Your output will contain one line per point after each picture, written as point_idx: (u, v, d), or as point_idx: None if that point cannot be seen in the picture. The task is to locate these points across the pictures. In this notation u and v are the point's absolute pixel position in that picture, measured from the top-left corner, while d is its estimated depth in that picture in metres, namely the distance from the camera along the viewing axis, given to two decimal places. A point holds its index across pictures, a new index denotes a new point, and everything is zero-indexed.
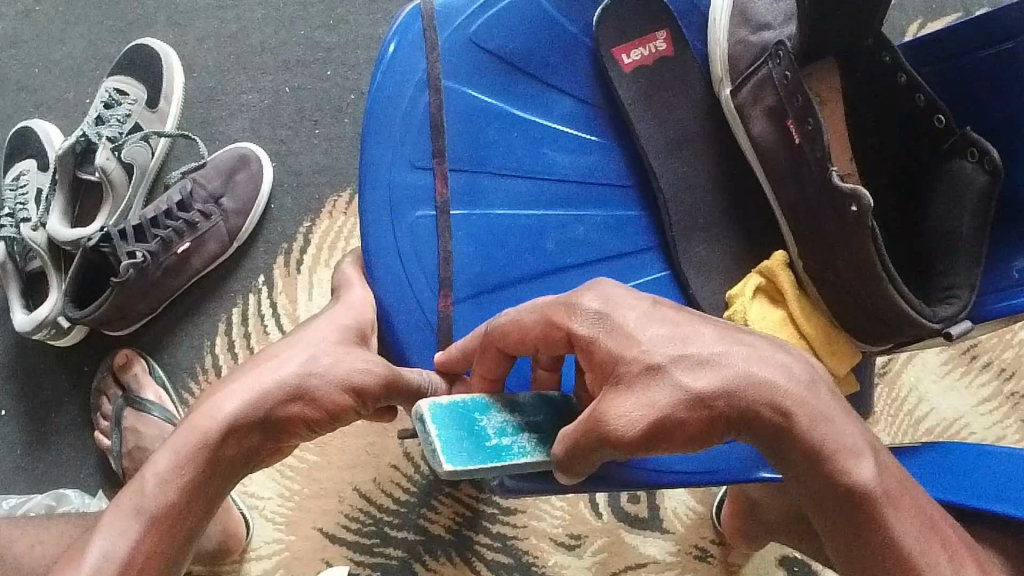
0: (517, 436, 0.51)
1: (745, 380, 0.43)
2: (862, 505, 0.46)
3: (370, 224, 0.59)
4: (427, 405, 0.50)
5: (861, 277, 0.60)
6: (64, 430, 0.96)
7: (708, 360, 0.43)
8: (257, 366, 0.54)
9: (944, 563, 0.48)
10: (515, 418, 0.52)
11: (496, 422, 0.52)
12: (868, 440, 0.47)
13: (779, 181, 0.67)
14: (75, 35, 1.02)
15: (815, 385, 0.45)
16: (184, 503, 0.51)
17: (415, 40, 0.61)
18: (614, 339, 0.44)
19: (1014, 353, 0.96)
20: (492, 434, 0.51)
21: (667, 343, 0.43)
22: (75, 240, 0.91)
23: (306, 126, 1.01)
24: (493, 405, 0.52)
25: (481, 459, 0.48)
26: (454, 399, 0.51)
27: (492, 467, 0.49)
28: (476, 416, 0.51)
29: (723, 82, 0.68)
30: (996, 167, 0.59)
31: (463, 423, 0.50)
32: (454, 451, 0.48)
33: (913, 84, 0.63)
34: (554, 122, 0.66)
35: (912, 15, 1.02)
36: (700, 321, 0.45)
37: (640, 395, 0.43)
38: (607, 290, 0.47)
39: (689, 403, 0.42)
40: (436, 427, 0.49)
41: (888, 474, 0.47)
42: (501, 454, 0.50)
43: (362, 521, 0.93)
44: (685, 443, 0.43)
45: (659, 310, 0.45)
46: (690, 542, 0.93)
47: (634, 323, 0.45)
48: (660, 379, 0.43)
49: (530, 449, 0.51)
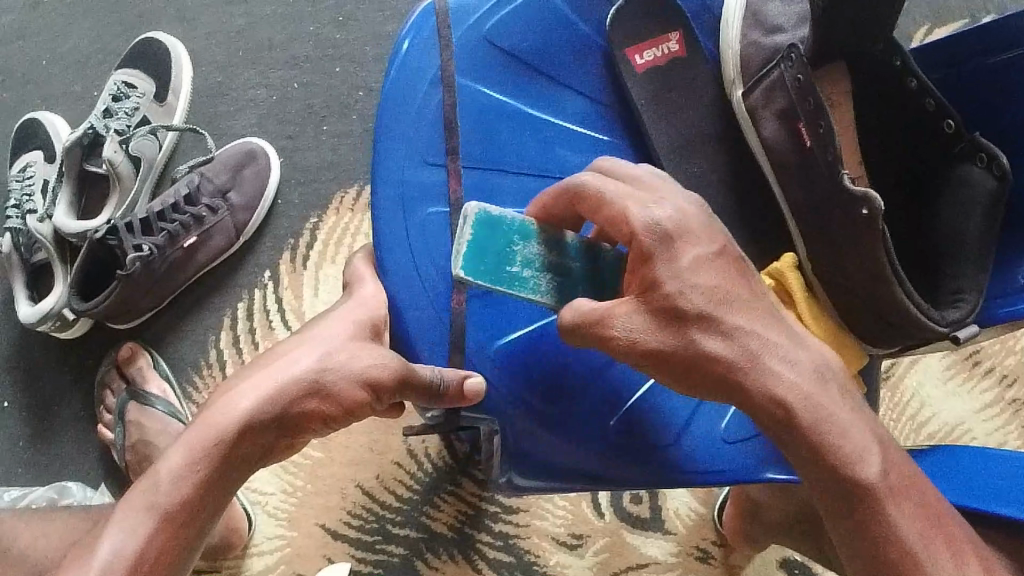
0: (543, 275, 0.53)
1: (758, 362, 0.47)
2: (859, 498, 0.47)
3: (381, 220, 0.59)
4: (476, 209, 0.52)
5: (871, 280, 0.60)
6: (67, 423, 0.96)
7: (729, 330, 0.47)
8: (271, 363, 0.57)
9: (947, 559, 0.47)
10: (554, 255, 0.53)
11: (533, 250, 0.53)
12: (875, 435, 0.48)
13: (789, 183, 0.67)
14: (83, 28, 1.02)
15: (821, 379, 0.48)
16: (198, 498, 0.54)
17: (429, 38, 0.61)
18: (671, 258, 0.47)
19: (1017, 359, 0.96)
20: (520, 261, 0.53)
21: (706, 292, 0.47)
22: (81, 232, 0.91)
23: (314, 122, 1.01)
24: (541, 233, 0.53)
25: (494, 280, 0.52)
26: (505, 214, 0.53)
27: (500, 289, 0.53)
28: (516, 238, 0.53)
29: (734, 84, 0.69)
30: (1005, 173, 0.60)
31: (499, 238, 0.52)
32: (471, 260, 0.52)
33: (923, 89, 0.63)
34: (566, 121, 0.66)
35: (919, 20, 1.03)
36: (747, 288, 0.49)
37: (651, 322, 0.47)
38: (688, 208, 0.48)
39: (693, 343, 0.47)
40: (468, 230, 0.52)
41: (893, 468, 0.48)
42: (513, 282, 0.53)
43: (364, 518, 0.93)
44: (671, 374, 0.48)
45: (719, 258, 0.48)
46: (692, 543, 0.93)
47: (694, 258, 0.47)
48: (679, 317, 0.47)
49: (544, 291, 0.53)
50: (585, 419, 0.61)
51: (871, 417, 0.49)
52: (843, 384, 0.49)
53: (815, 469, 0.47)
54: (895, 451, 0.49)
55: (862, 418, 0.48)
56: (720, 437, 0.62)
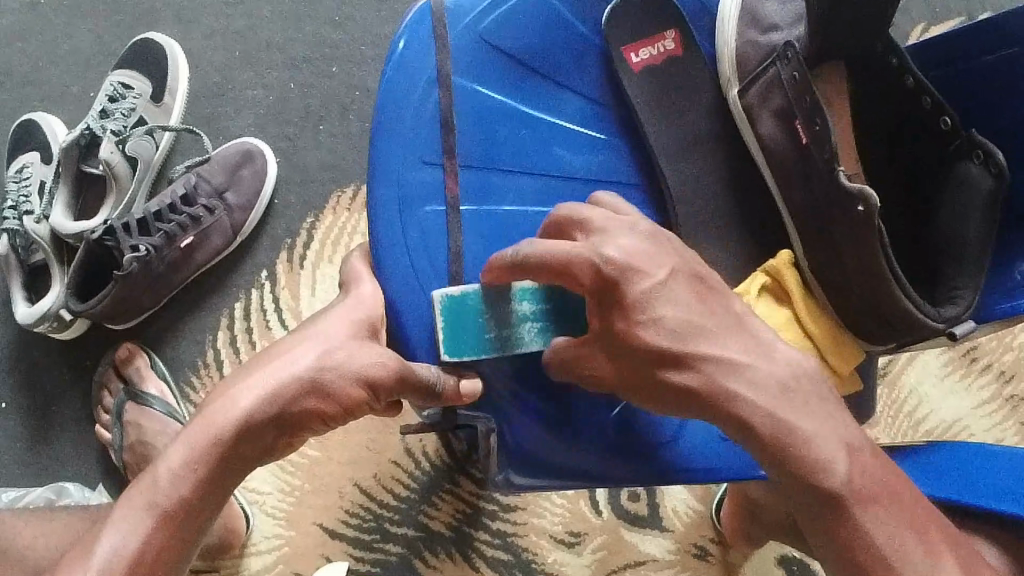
0: (513, 330, 0.57)
1: (718, 386, 0.48)
2: (828, 503, 0.47)
3: (379, 219, 0.60)
4: (439, 297, 0.57)
5: (868, 276, 0.60)
6: (65, 424, 0.96)
7: (688, 359, 0.49)
8: (271, 360, 0.56)
9: (920, 559, 0.47)
10: (516, 309, 0.57)
11: (498, 312, 0.57)
12: (845, 439, 0.48)
13: (786, 180, 0.67)
14: (79, 29, 1.02)
15: (786, 392, 0.48)
16: (197, 498, 0.55)
17: (426, 38, 0.62)
18: (620, 300, 0.49)
19: (1014, 356, 0.97)
20: (489, 330, 0.57)
21: (660, 326, 0.49)
22: (79, 233, 0.91)
23: (311, 121, 1.01)
24: (498, 296, 0.57)
25: (474, 354, 0.57)
26: (464, 290, 0.57)
27: (482, 357, 0.57)
28: (479, 309, 0.57)
29: (731, 82, 0.69)
30: (1002, 170, 0.59)
31: (468, 315, 0.57)
32: (451, 343, 0.57)
33: (920, 86, 0.64)
34: (564, 120, 0.66)
35: (916, 18, 1.03)
36: (705, 309, 0.50)
37: (611, 360, 0.51)
38: (632, 243, 0.49)
39: (655, 374, 0.49)
40: (440, 320, 0.57)
41: (862, 475, 0.47)
42: (492, 345, 0.57)
43: (362, 517, 0.93)
44: (649, 401, 0.51)
45: (672, 287, 0.49)
46: (689, 540, 0.94)
47: (642, 296, 0.49)
48: (635, 354, 0.49)
49: (523, 340, 0.57)
50: (582, 421, 0.61)
51: (845, 420, 0.49)
52: (815, 392, 0.49)
53: (791, 478, 0.48)
54: (870, 455, 0.48)
55: (833, 421, 0.48)
56: (714, 438, 0.61)
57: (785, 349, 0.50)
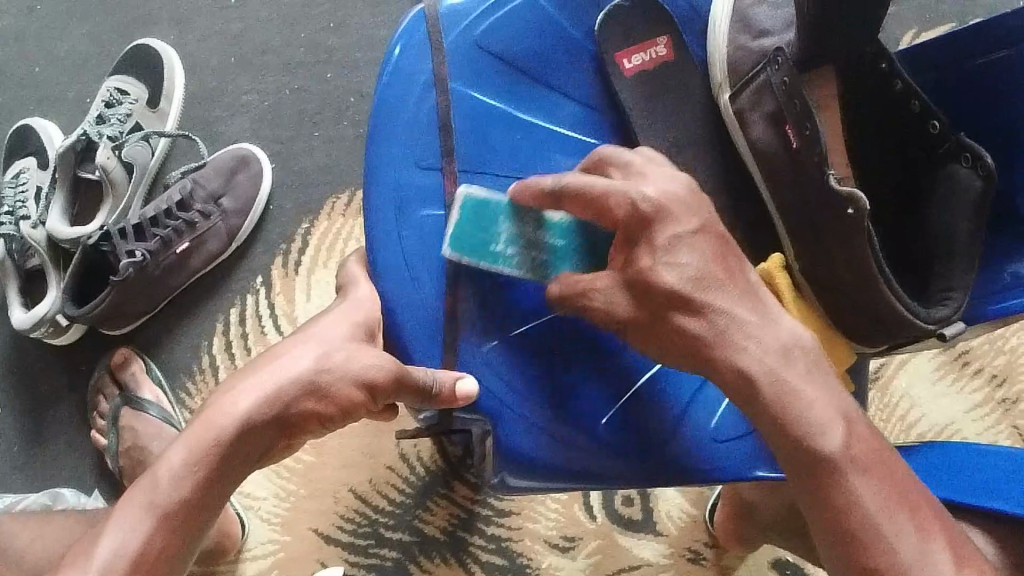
0: (530, 252, 0.59)
1: (726, 338, 0.50)
2: (819, 468, 0.49)
3: (375, 221, 0.60)
4: (462, 194, 0.58)
5: (858, 281, 0.61)
6: (60, 428, 0.96)
7: (702, 307, 0.50)
8: (270, 362, 0.57)
9: (910, 532, 0.48)
10: (539, 234, 0.59)
11: (517, 228, 0.59)
12: (842, 410, 0.50)
13: (776, 183, 0.68)
14: (75, 35, 1.02)
15: (787, 355, 0.50)
16: (196, 499, 0.56)
17: (419, 44, 0.63)
18: (649, 239, 0.51)
19: (1006, 360, 0.97)
20: (502, 240, 0.59)
21: (683, 270, 0.50)
22: (75, 238, 0.91)
23: (307, 127, 1.01)
24: (521, 213, 0.59)
25: (479, 257, 0.58)
26: (490, 197, 0.59)
27: (487, 265, 0.59)
28: (499, 219, 0.59)
29: (722, 87, 0.70)
30: (989, 173, 0.60)
31: (487, 221, 0.59)
32: (461, 242, 0.58)
33: (909, 90, 0.65)
34: (558, 124, 0.67)
35: (906, 24, 1.04)
36: (726, 268, 0.51)
37: (629, 294, 0.52)
38: (670, 189, 0.51)
39: (668, 314, 0.51)
40: (458, 218, 0.58)
41: (858, 442, 0.49)
42: (497, 258, 0.59)
43: (358, 522, 0.93)
44: (654, 345, 0.52)
45: (700, 239, 0.51)
46: (683, 545, 0.94)
47: (670, 240, 0.51)
48: (654, 291, 0.50)
49: (527, 267, 0.59)
50: (584, 418, 0.61)
51: (842, 392, 0.51)
52: (813, 361, 0.51)
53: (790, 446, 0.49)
54: (864, 426, 0.50)
55: (830, 392, 0.50)
56: (713, 433, 0.63)
57: (791, 321, 0.52)
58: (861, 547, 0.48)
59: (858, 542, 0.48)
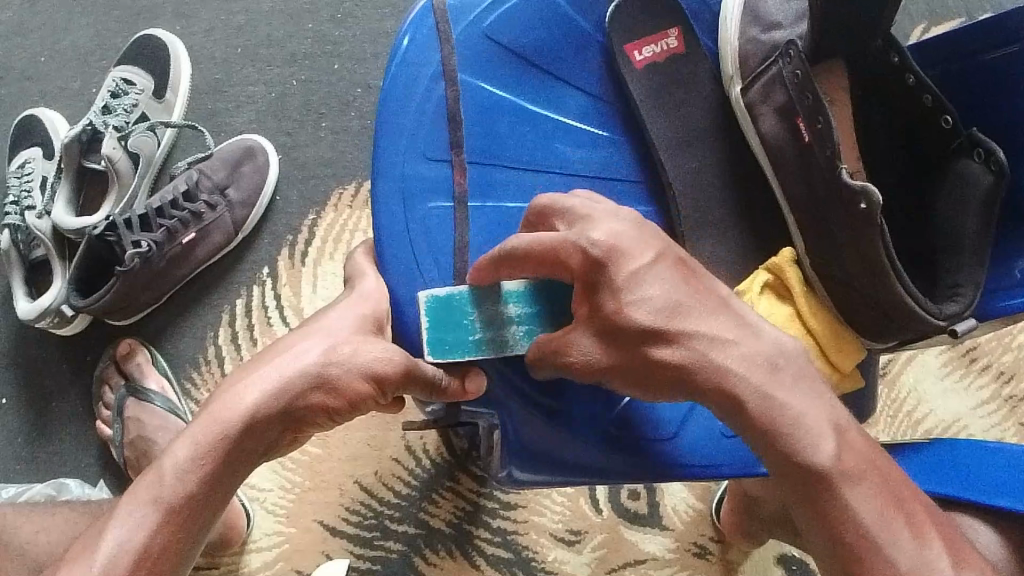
0: (502, 329, 0.56)
1: (706, 359, 0.49)
2: (809, 478, 0.48)
3: (381, 212, 0.60)
4: (423, 297, 0.57)
5: (871, 275, 0.60)
6: (66, 419, 0.96)
7: (677, 334, 0.49)
8: (277, 355, 0.57)
9: (903, 540, 0.47)
10: (503, 309, 0.57)
11: (484, 311, 0.57)
12: (831, 421, 0.49)
13: (787, 176, 0.67)
14: (81, 25, 1.02)
15: (773, 366, 0.49)
16: (201, 495, 0.55)
17: (429, 34, 0.62)
18: (609, 282, 0.49)
19: (1014, 356, 0.97)
20: (474, 329, 0.57)
21: (649, 305, 0.49)
22: (80, 228, 0.91)
23: (313, 118, 1.01)
24: (485, 294, 0.57)
25: (457, 354, 0.56)
26: (449, 291, 0.57)
27: (468, 357, 0.57)
28: (465, 310, 0.57)
29: (733, 80, 0.69)
30: (1001, 168, 0.59)
31: (454, 319, 0.57)
32: (436, 347, 0.56)
33: (921, 84, 0.64)
34: (568, 116, 0.67)
35: (916, 19, 1.03)
36: (691, 289, 0.50)
37: (604, 341, 0.50)
38: (618, 227, 0.50)
39: (646, 351, 0.49)
40: (427, 321, 0.57)
41: (848, 452, 0.48)
42: (474, 347, 0.56)
43: (363, 514, 0.93)
44: (634, 385, 0.51)
45: (658, 267, 0.50)
46: (689, 539, 0.94)
47: (633, 273, 0.49)
48: (629, 333, 0.49)
49: (506, 344, 0.56)
50: (579, 414, 0.61)
51: (832, 401, 0.50)
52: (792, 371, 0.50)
53: (776, 457, 0.48)
54: (857, 435, 0.50)
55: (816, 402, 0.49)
56: (719, 432, 0.61)
57: (772, 330, 0.51)
58: (852, 558, 0.47)
59: (852, 554, 0.47)
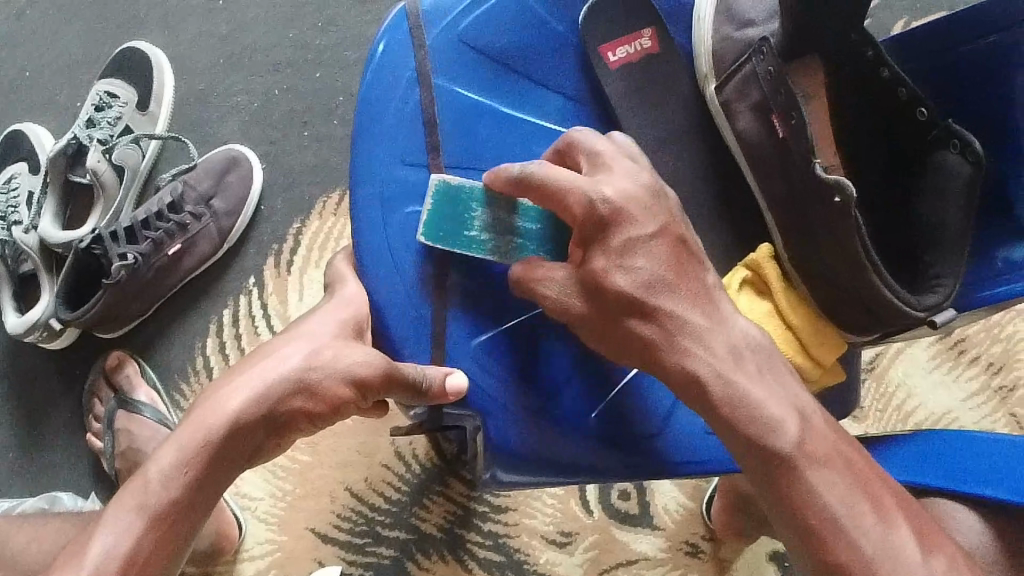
0: (503, 237, 0.59)
1: (676, 342, 0.50)
2: (776, 465, 0.48)
3: (361, 217, 0.60)
4: (435, 180, 0.59)
5: (850, 269, 0.60)
6: (56, 432, 0.96)
7: (653, 310, 0.50)
8: (260, 361, 0.57)
9: (879, 532, 0.48)
10: (508, 218, 0.59)
11: (489, 214, 0.58)
12: (795, 404, 0.49)
13: (764, 173, 0.67)
14: (66, 39, 1.02)
15: (736, 362, 0.50)
16: (185, 501, 0.55)
17: (404, 40, 0.62)
18: (606, 240, 0.51)
19: (1002, 348, 0.97)
20: (476, 225, 0.58)
21: (636, 273, 0.50)
22: (67, 241, 0.92)
23: (298, 127, 1.01)
24: (494, 201, 0.58)
25: (451, 243, 0.58)
26: (462, 184, 0.59)
27: (461, 251, 0.58)
28: (472, 205, 0.59)
29: (708, 78, 0.70)
30: (979, 158, 0.60)
31: (460, 209, 0.58)
32: (436, 226, 0.58)
33: (896, 78, 0.65)
34: (544, 117, 0.67)
35: (896, 14, 1.04)
36: (681, 272, 0.51)
37: (583, 294, 0.52)
38: (629, 189, 0.51)
39: (619, 320, 0.51)
40: (436, 200, 0.58)
41: (813, 438, 0.49)
42: (470, 244, 0.58)
43: (354, 520, 0.93)
44: (602, 337, 0.52)
45: (655, 242, 0.51)
46: (681, 538, 0.94)
47: (628, 241, 0.51)
48: (607, 293, 0.51)
49: (498, 251, 0.58)
50: (568, 416, 0.61)
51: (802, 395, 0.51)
52: (764, 364, 0.50)
53: (744, 447, 0.48)
54: (822, 422, 0.50)
55: (788, 393, 0.50)
56: (701, 430, 0.62)
57: (744, 323, 0.52)
58: (822, 544, 0.48)
59: (820, 539, 0.48)
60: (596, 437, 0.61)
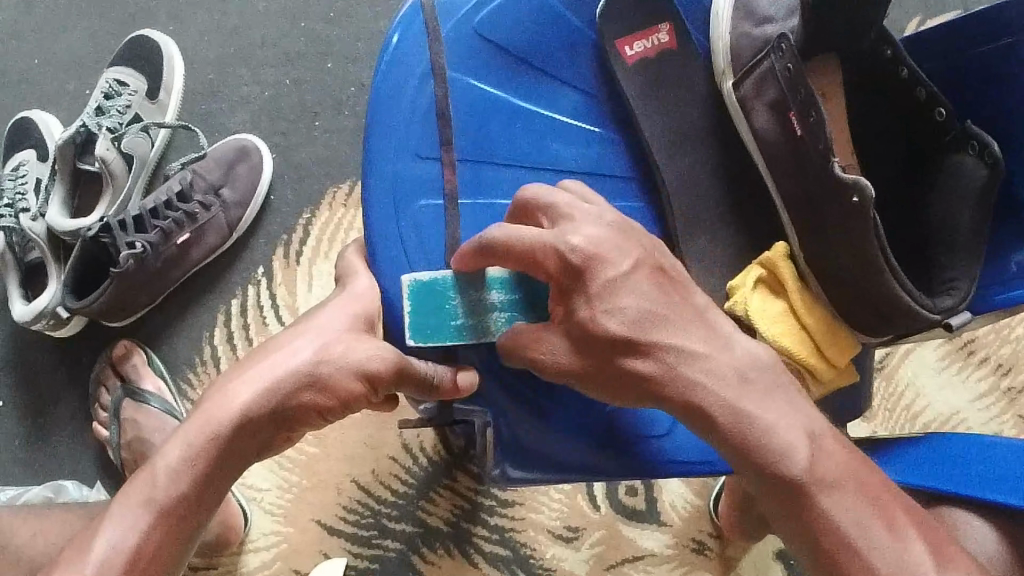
0: (481, 317, 0.56)
1: (678, 375, 0.49)
2: (789, 492, 0.48)
3: (373, 211, 0.59)
4: (406, 280, 0.56)
5: (866, 270, 0.60)
6: (63, 421, 0.96)
7: (649, 346, 0.49)
8: (269, 355, 0.57)
9: (895, 537, 0.47)
10: (485, 295, 0.56)
11: (467, 296, 0.56)
12: (806, 427, 0.49)
13: (778, 171, 0.67)
14: (75, 27, 1.02)
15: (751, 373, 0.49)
16: (193, 494, 0.55)
17: (418, 34, 0.61)
18: (585, 287, 0.49)
19: (1012, 349, 0.97)
20: (456, 313, 0.56)
21: (624, 314, 0.49)
22: (74, 230, 0.91)
23: (307, 118, 1.01)
24: (468, 279, 0.56)
25: (438, 338, 0.56)
26: (432, 275, 0.56)
27: (449, 343, 0.56)
28: (447, 293, 0.56)
29: (725, 74, 0.69)
30: (995, 160, 0.59)
31: (436, 300, 0.56)
32: (420, 331, 0.56)
33: (915, 77, 0.64)
34: (559, 112, 0.66)
35: (911, 12, 1.03)
36: (669, 301, 0.50)
37: (575, 344, 0.51)
38: (596, 234, 0.50)
39: (618, 362, 0.50)
40: (410, 305, 0.56)
41: (824, 461, 0.48)
42: (456, 332, 0.56)
43: (361, 513, 0.93)
44: (604, 387, 0.51)
45: (635, 279, 0.50)
46: (687, 535, 0.94)
47: (607, 283, 0.49)
48: (598, 340, 0.49)
49: (486, 329, 0.56)
50: (566, 419, 0.61)
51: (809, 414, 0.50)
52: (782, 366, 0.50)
53: (756, 465, 0.48)
54: (831, 443, 0.49)
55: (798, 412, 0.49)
56: None
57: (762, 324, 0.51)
58: (833, 562, 0.48)
59: (831, 556, 0.48)
60: (594, 439, 0.61)
